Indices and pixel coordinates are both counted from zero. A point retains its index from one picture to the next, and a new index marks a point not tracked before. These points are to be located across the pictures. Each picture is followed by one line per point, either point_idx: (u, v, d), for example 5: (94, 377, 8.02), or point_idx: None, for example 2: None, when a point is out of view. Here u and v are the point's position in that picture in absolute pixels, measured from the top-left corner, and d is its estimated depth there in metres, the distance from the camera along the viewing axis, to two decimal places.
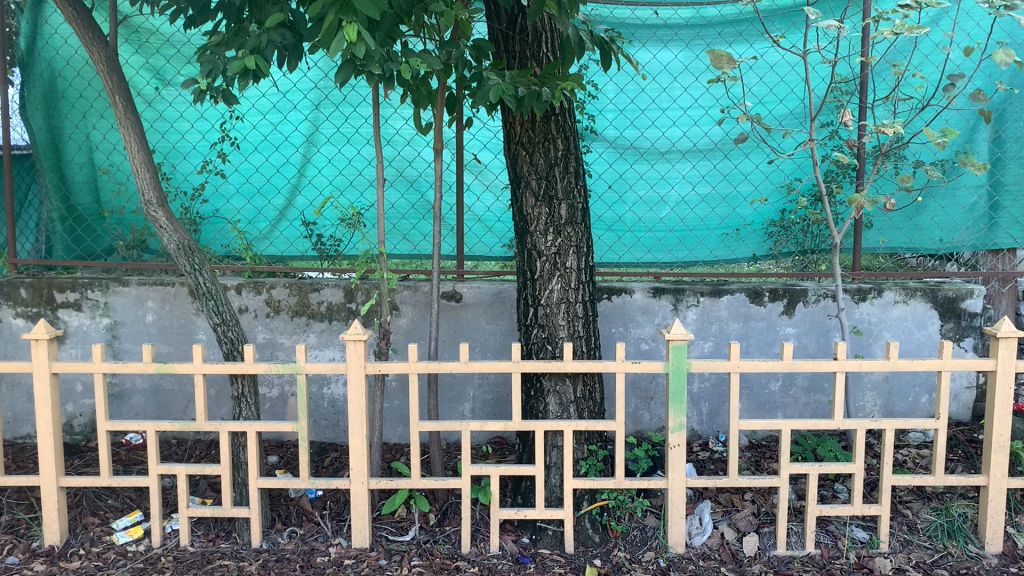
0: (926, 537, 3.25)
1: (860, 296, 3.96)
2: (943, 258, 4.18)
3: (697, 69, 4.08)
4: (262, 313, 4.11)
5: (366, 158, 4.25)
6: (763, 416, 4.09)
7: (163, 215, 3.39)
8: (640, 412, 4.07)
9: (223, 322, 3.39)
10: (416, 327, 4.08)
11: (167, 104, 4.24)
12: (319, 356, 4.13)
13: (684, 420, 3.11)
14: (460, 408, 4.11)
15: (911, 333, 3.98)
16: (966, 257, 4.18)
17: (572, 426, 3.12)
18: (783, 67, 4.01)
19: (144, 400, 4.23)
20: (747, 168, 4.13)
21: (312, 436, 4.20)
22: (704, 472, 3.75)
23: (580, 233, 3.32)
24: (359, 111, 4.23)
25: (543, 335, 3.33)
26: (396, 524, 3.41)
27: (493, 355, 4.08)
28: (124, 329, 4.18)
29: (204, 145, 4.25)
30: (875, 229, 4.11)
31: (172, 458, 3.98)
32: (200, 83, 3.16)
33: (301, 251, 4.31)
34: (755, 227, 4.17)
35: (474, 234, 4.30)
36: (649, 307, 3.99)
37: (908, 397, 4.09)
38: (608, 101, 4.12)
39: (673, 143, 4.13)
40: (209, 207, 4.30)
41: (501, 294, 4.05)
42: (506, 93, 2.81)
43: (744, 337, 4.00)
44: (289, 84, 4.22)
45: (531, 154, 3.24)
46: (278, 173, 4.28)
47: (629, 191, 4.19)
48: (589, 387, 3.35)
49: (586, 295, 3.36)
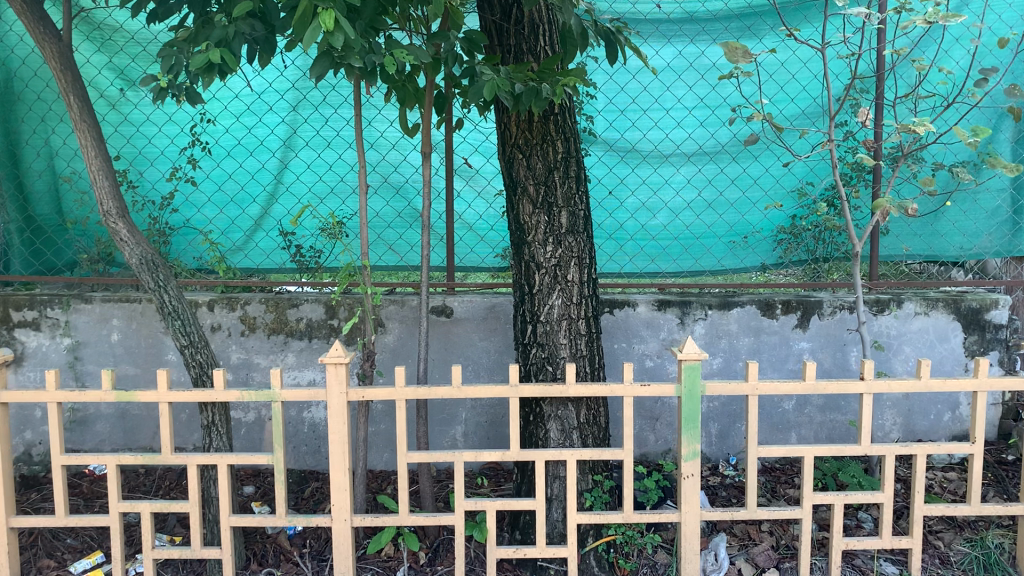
0: (962, 571, 2.97)
1: (878, 307, 3.71)
2: (947, 264, 3.95)
3: (702, 67, 3.82)
4: (236, 331, 3.81)
5: (348, 163, 3.96)
6: (776, 437, 3.82)
7: (124, 226, 3.08)
8: (645, 434, 3.79)
9: (191, 344, 3.09)
10: (403, 345, 3.78)
11: (132, 107, 3.94)
12: (298, 377, 3.82)
13: (699, 447, 2.83)
14: (451, 431, 3.82)
15: (933, 347, 3.73)
16: (972, 263, 3.94)
17: (576, 456, 2.83)
18: (794, 64, 3.76)
19: (109, 426, 3.89)
20: (756, 172, 3.87)
21: (291, 464, 3.89)
22: (717, 500, 3.46)
23: (582, 243, 3.04)
24: (341, 112, 3.94)
25: (542, 355, 3.05)
26: (382, 564, 3.10)
27: (487, 374, 3.79)
28: (87, 349, 3.86)
29: (173, 150, 3.94)
30: (892, 235, 3.86)
31: (140, 490, 3.66)
32: (161, 80, 2.84)
33: (279, 263, 4.01)
34: (765, 234, 3.91)
35: (465, 243, 4.01)
36: (653, 321, 3.72)
37: (930, 415, 3.83)
38: (607, 101, 3.86)
39: (677, 145, 3.87)
40: (179, 217, 3.99)
41: (495, 308, 3.77)
42: (501, 89, 2.54)
43: (756, 352, 3.74)
44: (264, 84, 3.92)
45: (528, 157, 2.97)
46: (254, 179, 3.98)
47: (631, 197, 3.91)
48: (593, 412, 3.08)
49: (588, 310, 3.08)
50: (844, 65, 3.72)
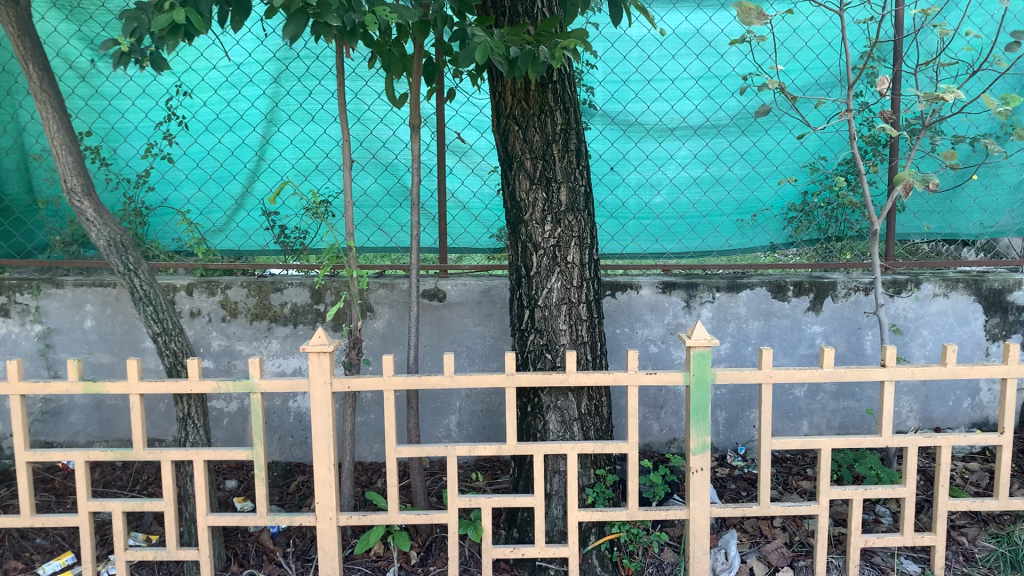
0: (987, 570, 2.80)
1: (895, 289, 3.51)
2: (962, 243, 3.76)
3: (710, 34, 3.58)
4: (217, 317, 3.60)
5: (333, 139, 3.73)
6: (787, 425, 3.64)
7: (90, 205, 2.84)
8: (649, 423, 3.61)
9: (165, 331, 2.88)
10: (393, 331, 3.57)
11: (103, 78, 3.67)
12: (282, 365, 3.62)
13: (708, 439, 2.64)
14: (445, 422, 3.63)
15: (952, 330, 3.54)
16: (982, 242, 3.76)
17: (577, 449, 2.64)
18: (808, 31, 3.53)
19: (84, 417, 3.69)
20: (767, 146, 3.65)
21: (277, 456, 3.70)
22: (725, 493, 3.29)
23: (582, 221, 2.83)
24: (325, 83, 3.68)
25: (541, 342, 2.84)
26: (371, 565, 2.93)
27: (482, 360, 3.60)
28: (59, 336, 3.64)
29: (148, 125, 3.70)
30: (909, 213, 3.64)
31: (116, 484, 3.47)
32: (121, 43, 2.48)
33: (262, 245, 3.80)
34: (775, 212, 3.70)
35: (458, 223, 3.79)
36: (657, 304, 3.51)
37: (948, 401, 3.65)
38: (608, 71, 3.61)
39: (682, 118, 3.64)
40: (156, 196, 3.76)
41: (490, 291, 3.56)
42: (494, 52, 2.31)
43: (766, 337, 3.54)
44: (241, 53, 3.65)
45: (525, 129, 2.75)
46: (233, 156, 3.75)
47: (633, 173, 3.69)
48: (595, 402, 2.89)
49: (590, 294, 2.87)
50: (861, 31, 3.50)
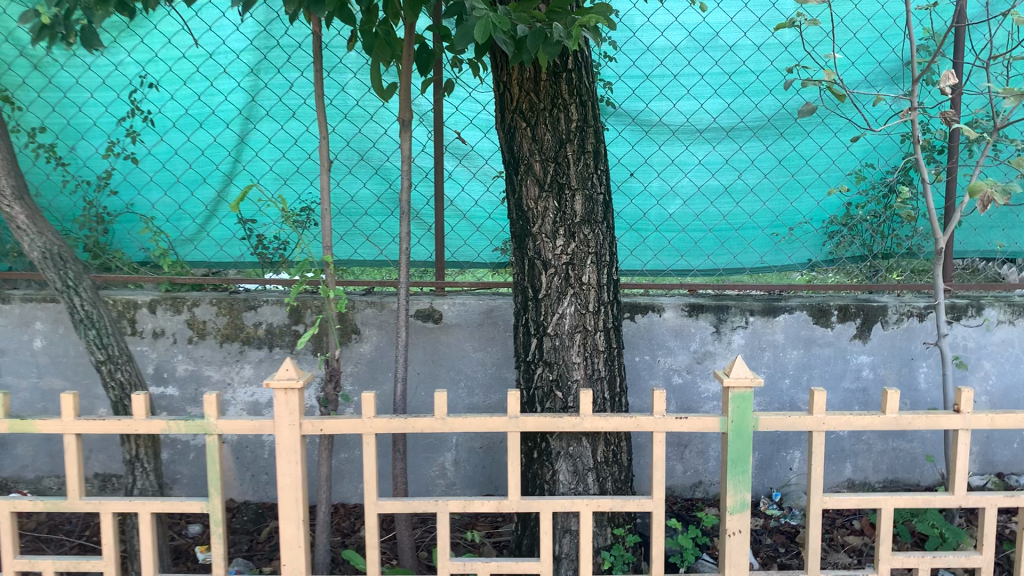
0: None
1: (954, 315, 3.08)
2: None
3: (744, 22, 3.14)
4: (182, 337, 3.17)
5: (316, 137, 3.31)
6: (828, 468, 3.20)
7: (21, 210, 2.42)
8: (673, 464, 3.17)
9: (110, 359, 2.46)
10: (381, 357, 3.15)
11: (58, 68, 3.27)
12: (256, 392, 3.20)
13: (749, 497, 2.19)
14: (440, 460, 3.20)
15: (1020, 363, 3.09)
16: None
17: (592, 506, 2.20)
18: (857, 20, 3.11)
19: (33, 449, 3.27)
20: (809, 150, 3.22)
21: (250, 495, 3.28)
22: (761, 550, 2.84)
23: (600, 235, 2.40)
24: (307, 76, 3.26)
25: (550, 377, 2.41)
26: None
27: (482, 391, 3.17)
28: (5, 358, 3.22)
29: (109, 121, 3.29)
30: (969, 228, 3.22)
31: (63, 530, 3.05)
32: (41, 13, 2.08)
33: (236, 256, 3.38)
34: (815, 225, 3.27)
35: (457, 234, 3.37)
36: (683, 330, 3.08)
37: (1011, 443, 3.20)
38: (630, 64, 3.19)
39: (713, 118, 3.21)
40: (119, 201, 3.34)
41: (493, 312, 3.13)
42: (498, 29, 1.87)
43: (806, 368, 3.11)
44: (214, 41, 3.24)
45: (533, 126, 2.33)
46: (204, 156, 3.33)
47: (656, 180, 3.26)
48: (612, 448, 2.46)
49: (608, 321, 2.44)
50: (918, 22, 3.07)
